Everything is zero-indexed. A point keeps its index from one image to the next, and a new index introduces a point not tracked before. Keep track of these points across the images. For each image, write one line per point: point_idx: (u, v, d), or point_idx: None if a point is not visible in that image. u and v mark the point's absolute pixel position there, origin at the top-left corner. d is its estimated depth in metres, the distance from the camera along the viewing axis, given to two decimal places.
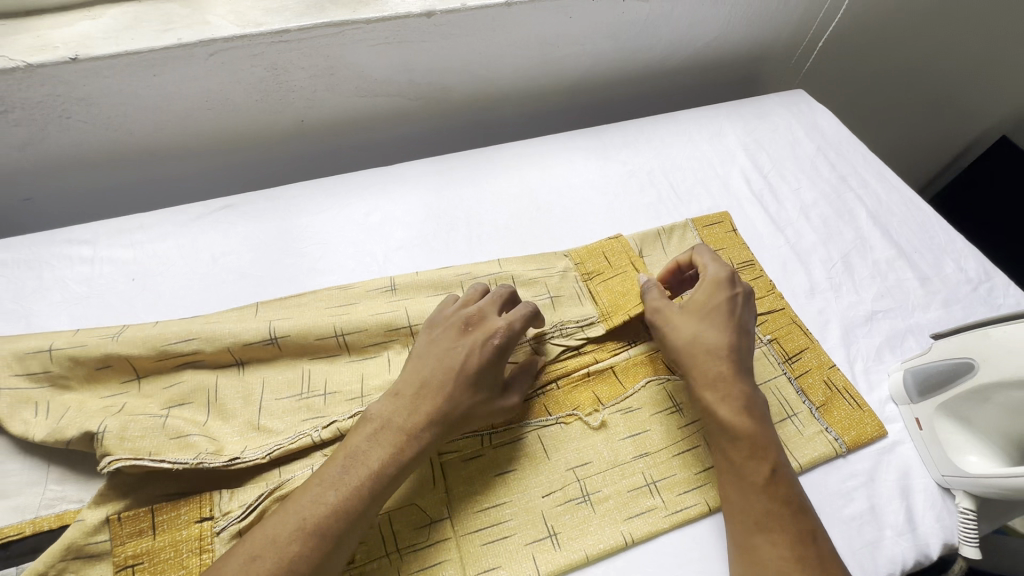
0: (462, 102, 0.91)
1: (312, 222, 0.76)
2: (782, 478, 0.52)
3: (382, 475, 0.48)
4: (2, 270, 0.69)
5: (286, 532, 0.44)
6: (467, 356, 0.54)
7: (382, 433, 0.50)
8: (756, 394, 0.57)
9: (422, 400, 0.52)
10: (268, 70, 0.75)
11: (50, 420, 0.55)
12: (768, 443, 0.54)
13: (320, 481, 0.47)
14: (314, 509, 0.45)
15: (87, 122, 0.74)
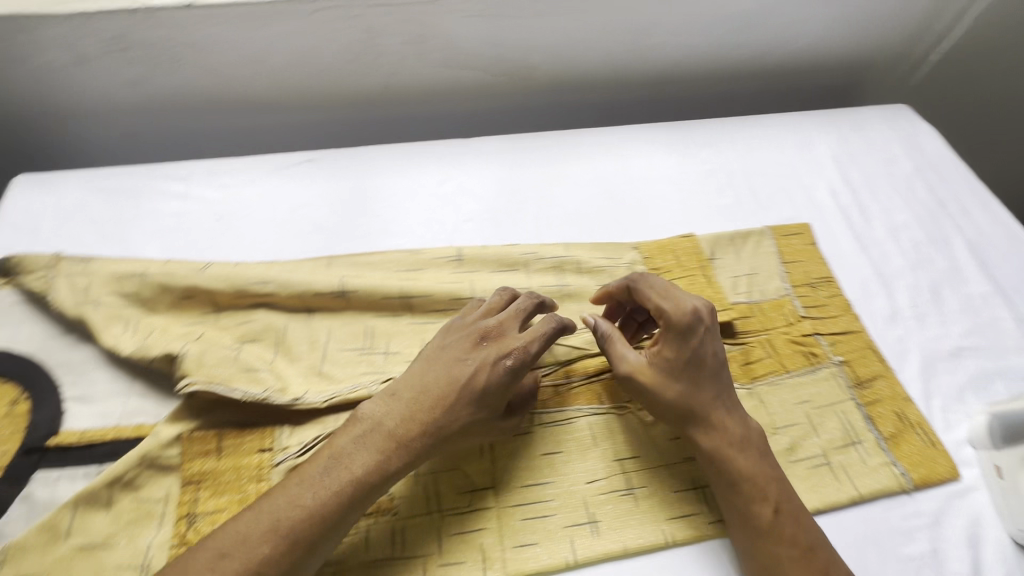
0: (546, 83, 0.90)
1: (387, 185, 0.77)
2: (786, 519, 0.51)
3: (365, 481, 0.48)
4: (106, 197, 0.74)
5: (269, 531, 0.45)
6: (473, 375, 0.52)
7: (356, 441, 0.49)
8: (755, 433, 0.55)
9: (411, 409, 0.51)
10: (362, 32, 0.77)
11: (138, 336, 0.59)
12: (770, 485, 0.52)
13: (298, 484, 0.47)
14: (297, 510, 0.46)
15: (194, 67, 0.78)
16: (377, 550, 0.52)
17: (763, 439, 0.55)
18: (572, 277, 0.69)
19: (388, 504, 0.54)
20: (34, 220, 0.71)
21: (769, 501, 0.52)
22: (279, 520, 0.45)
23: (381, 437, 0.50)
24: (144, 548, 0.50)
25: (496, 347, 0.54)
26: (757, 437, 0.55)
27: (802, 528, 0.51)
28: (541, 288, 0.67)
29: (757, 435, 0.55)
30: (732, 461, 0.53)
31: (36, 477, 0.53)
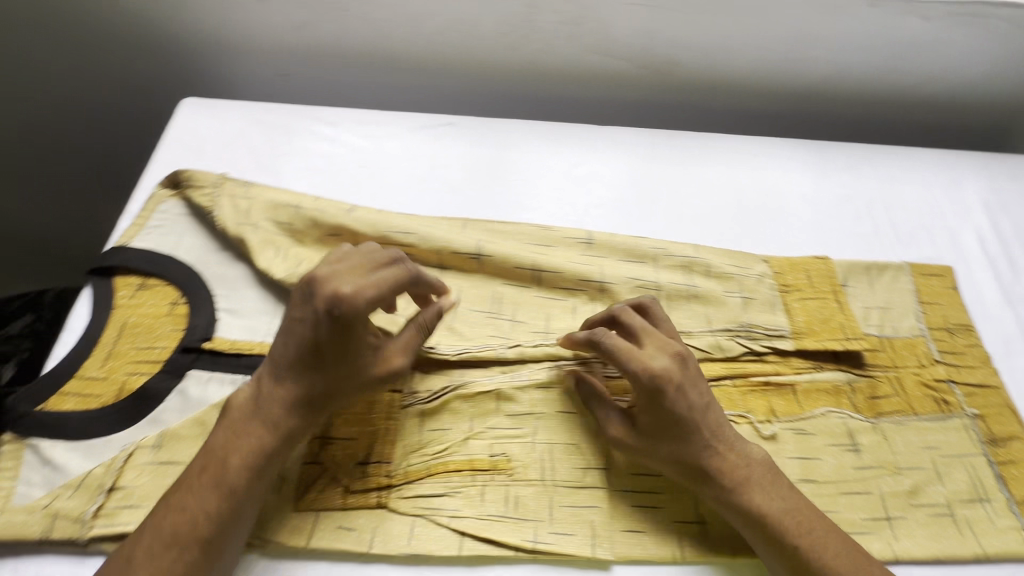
0: (688, 83, 0.88)
1: (522, 159, 0.78)
2: (811, 549, 0.49)
3: (281, 437, 0.48)
4: (262, 129, 0.78)
5: (202, 487, 0.46)
6: (360, 343, 0.50)
7: (263, 404, 0.49)
8: (743, 457, 0.52)
9: (278, 392, 0.49)
10: (523, 6, 0.78)
11: (289, 264, 0.63)
12: (785, 519, 0.50)
13: (217, 442, 0.48)
14: (223, 468, 0.46)
15: (358, 19, 0.81)
16: (490, 505, 0.53)
17: (769, 465, 0.53)
18: (700, 279, 0.68)
19: (504, 464, 0.55)
20: (198, 142, 0.76)
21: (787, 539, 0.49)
22: (211, 478, 0.46)
23: (283, 406, 0.49)
24: None
25: (358, 317, 0.48)
26: (763, 470, 0.52)
27: (830, 555, 0.49)
28: (670, 284, 0.67)
29: (761, 466, 0.52)
30: (726, 494, 0.51)
31: (191, 374, 0.57)
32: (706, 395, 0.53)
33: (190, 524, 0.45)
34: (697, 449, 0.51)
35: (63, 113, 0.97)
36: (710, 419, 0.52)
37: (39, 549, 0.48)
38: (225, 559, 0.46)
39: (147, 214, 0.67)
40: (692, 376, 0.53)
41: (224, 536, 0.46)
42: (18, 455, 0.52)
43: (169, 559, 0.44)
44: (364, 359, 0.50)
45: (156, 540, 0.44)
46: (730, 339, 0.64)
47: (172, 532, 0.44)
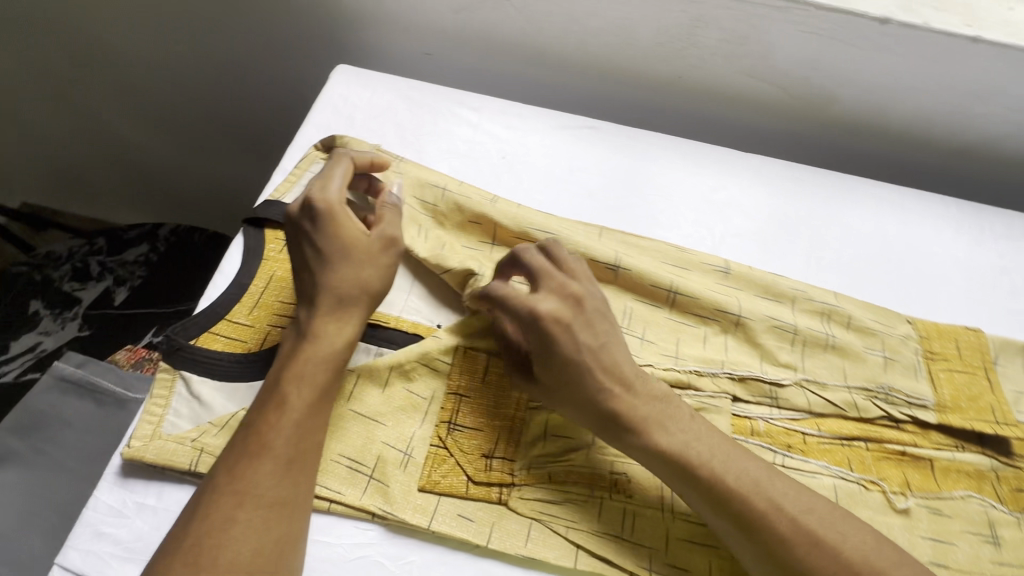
0: (841, 120, 0.84)
1: (661, 175, 0.76)
2: (729, 480, 0.47)
3: (331, 353, 0.49)
4: (409, 105, 0.79)
5: (262, 402, 0.47)
6: (317, 234, 0.51)
7: (308, 327, 0.50)
8: (647, 394, 0.51)
9: (314, 321, 0.50)
10: (690, 20, 0.76)
11: (430, 245, 0.64)
12: (704, 456, 0.48)
13: (275, 367, 0.49)
14: (278, 383, 0.47)
15: (516, 11, 0.81)
16: (607, 523, 0.52)
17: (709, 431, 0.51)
18: (839, 329, 0.65)
19: (625, 484, 0.53)
20: (349, 109, 0.77)
21: (711, 477, 0.47)
22: (267, 394, 0.47)
23: (331, 334, 0.50)
24: (406, 435, 0.54)
25: (326, 207, 0.51)
26: (672, 406, 0.51)
27: (766, 491, 0.47)
28: (808, 329, 0.64)
29: (668, 404, 0.51)
30: (648, 437, 0.49)
31: None
32: (601, 334, 0.52)
33: (258, 434, 0.45)
34: (608, 393, 0.50)
35: (213, 61, 1.01)
36: (609, 360, 0.51)
37: (181, 480, 0.51)
38: (304, 475, 0.45)
39: (299, 173, 0.69)
40: (585, 315, 0.52)
41: (294, 446, 0.45)
42: (170, 385, 0.54)
43: (244, 468, 0.43)
44: (328, 250, 0.51)
45: (234, 454, 0.44)
46: (867, 399, 0.61)
47: (243, 443, 0.45)
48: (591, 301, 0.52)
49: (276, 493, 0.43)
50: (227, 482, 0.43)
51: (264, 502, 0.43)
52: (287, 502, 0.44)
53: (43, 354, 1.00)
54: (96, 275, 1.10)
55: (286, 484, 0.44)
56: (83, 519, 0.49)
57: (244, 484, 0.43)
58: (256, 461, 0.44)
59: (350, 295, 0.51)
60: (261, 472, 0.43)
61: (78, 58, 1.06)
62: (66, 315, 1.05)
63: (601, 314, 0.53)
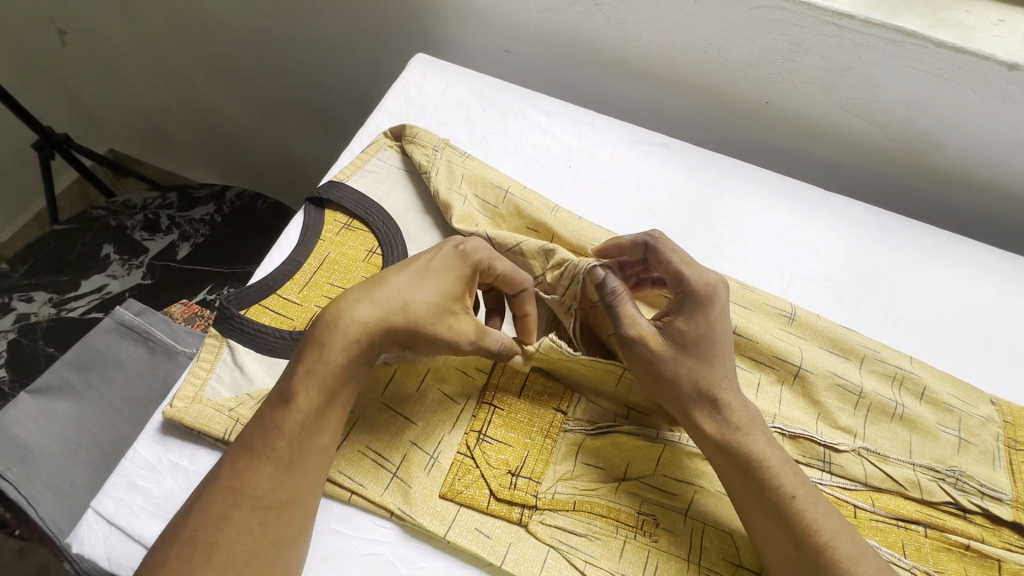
0: (942, 170, 0.77)
1: (733, 205, 0.72)
2: (804, 499, 0.47)
3: (342, 356, 0.47)
4: (482, 102, 0.78)
5: (272, 398, 0.47)
6: (439, 261, 0.52)
7: (327, 323, 0.49)
8: (739, 395, 0.51)
9: (340, 322, 0.48)
10: (790, 44, 0.71)
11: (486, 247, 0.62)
12: (783, 471, 0.48)
13: (290, 362, 0.48)
14: (290, 379, 0.47)
15: (603, 17, 0.78)
16: (627, 565, 0.49)
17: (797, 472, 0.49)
18: (910, 399, 0.59)
19: (652, 526, 0.51)
20: (421, 99, 0.77)
21: (784, 489, 0.47)
22: (279, 389, 0.47)
23: (345, 336, 0.48)
24: (436, 438, 0.53)
25: (470, 254, 0.53)
26: (763, 419, 0.51)
27: (832, 525, 0.46)
28: (877, 394, 0.58)
29: (758, 416, 0.51)
30: (731, 434, 0.49)
31: None
32: (713, 318, 0.52)
33: (263, 432, 0.45)
34: (701, 370, 0.51)
35: (296, 39, 1.04)
36: (711, 341, 0.52)
37: (214, 446, 0.52)
38: (305, 479, 0.45)
39: (366, 158, 0.70)
40: (708, 298, 0.52)
41: (294, 449, 0.45)
42: (217, 351, 0.56)
43: (246, 467, 0.44)
44: (442, 273, 0.51)
45: (240, 449, 0.45)
46: (933, 481, 0.56)
47: (250, 440, 0.45)
48: (715, 286, 0.53)
49: (273, 495, 0.44)
50: (229, 478, 0.44)
51: (260, 501, 0.43)
52: (284, 504, 0.44)
53: (108, 295, 1.07)
54: (164, 228, 1.15)
55: (284, 486, 0.44)
56: (121, 468, 0.51)
57: (242, 482, 0.44)
58: (257, 461, 0.44)
59: (392, 318, 0.48)
60: (262, 472, 0.44)
61: (175, 22, 1.11)
62: (133, 262, 1.11)
63: (720, 302, 0.53)
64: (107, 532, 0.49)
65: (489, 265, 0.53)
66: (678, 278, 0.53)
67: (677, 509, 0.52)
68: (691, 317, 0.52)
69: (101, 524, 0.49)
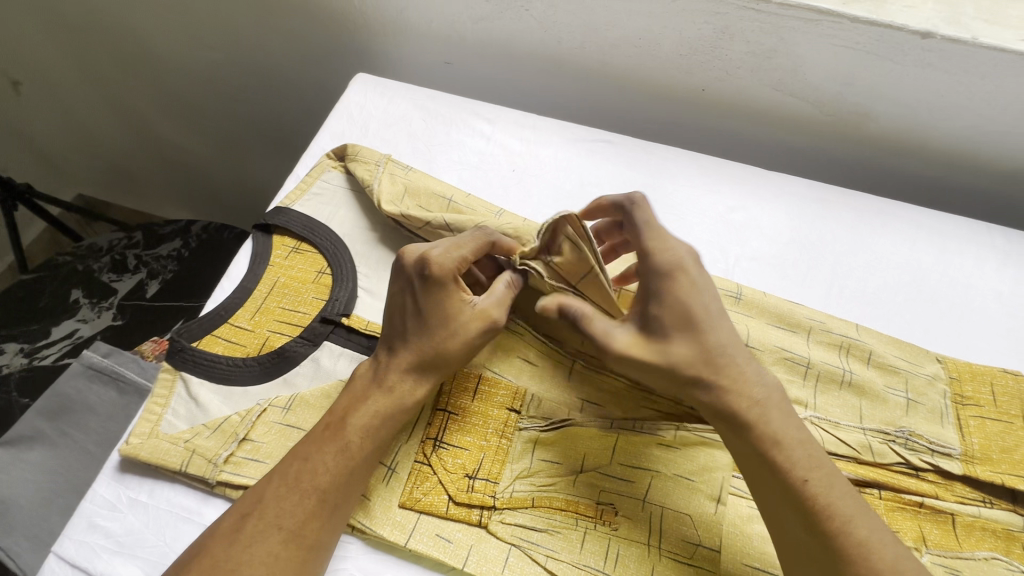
0: (878, 140, 0.79)
1: (677, 192, 0.74)
2: (820, 482, 0.46)
3: (398, 406, 0.51)
4: (424, 114, 0.79)
5: (322, 440, 0.49)
6: (425, 295, 0.52)
7: (382, 375, 0.52)
8: (750, 372, 0.50)
9: (394, 372, 0.52)
10: (715, 32, 0.72)
11: None
12: (797, 452, 0.47)
13: (342, 408, 0.51)
14: (344, 425, 0.49)
15: (536, 21, 0.79)
16: (588, 555, 0.50)
17: (815, 451, 0.48)
18: (858, 365, 0.60)
19: (611, 516, 0.52)
20: (364, 118, 0.78)
21: (797, 471, 0.46)
22: (330, 432, 0.49)
23: (401, 389, 0.51)
24: (393, 450, 0.54)
25: (438, 271, 0.51)
26: (779, 395, 0.50)
27: (848, 509, 0.45)
28: (824, 364, 0.60)
29: (777, 392, 0.50)
30: (747, 414, 0.48)
31: (325, 345, 0.59)
32: (687, 292, 0.50)
33: (312, 473, 0.47)
34: (693, 349, 0.50)
35: (240, 69, 1.04)
36: (689, 320, 0.50)
37: (173, 479, 0.53)
38: (339, 522, 0.47)
39: (311, 180, 0.71)
40: (675, 272, 0.50)
41: (341, 493, 0.47)
42: (171, 385, 0.57)
43: (292, 506, 0.45)
44: (428, 304, 0.52)
45: (284, 486, 0.46)
46: (884, 443, 0.57)
47: (295, 477, 0.47)
48: (674, 262, 0.51)
49: (316, 536, 0.46)
50: (271, 516, 0.45)
51: (303, 540, 0.45)
52: (319, 545, 0.46)
53: (79, 340, 1.06)
54: (132, 267, 1.16)
55: (328, 528, 0.46)
56: (82, 510, 0.52)
57: (287, 520, 0.45)
58: (304, 501, 0.46)
59: (430, 361, 0.52)
60: (308, 513, 0.46)
61: (125, 62, 1.12)
62: (103, 304, 1.11)
63: (688, 279, 0.51)
64: None
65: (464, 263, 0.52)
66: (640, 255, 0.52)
67: (634, 497, 0.53)
68: (661, 300, 0.50)
69: (65, 567, 0.49)
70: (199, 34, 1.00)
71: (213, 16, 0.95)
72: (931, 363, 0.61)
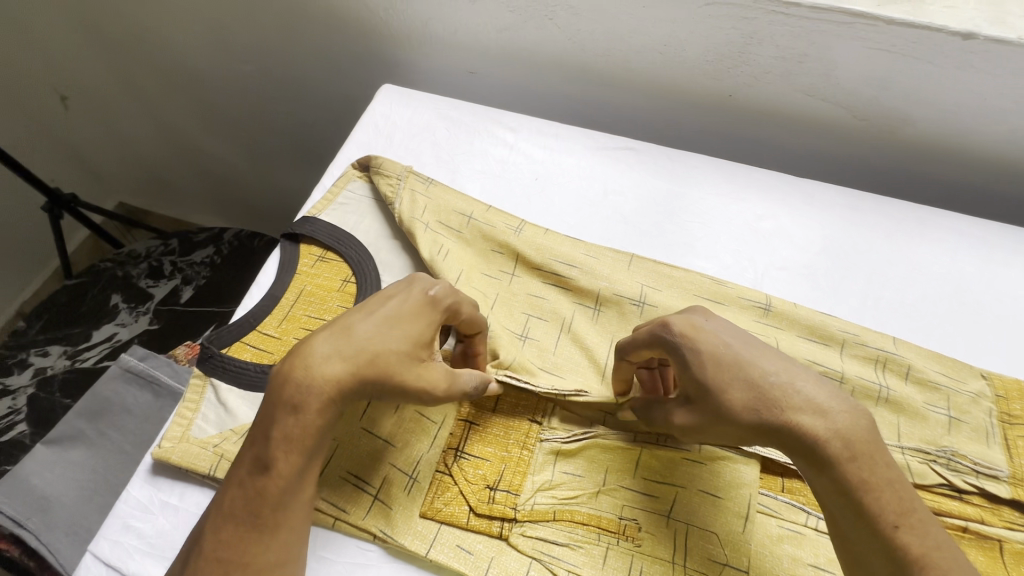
0: (916, 144, 0.76)
1: (703, 200, 0.72)
2: (911, 529, 0.40)
3: (323, 413, 0.42)
4: (448, 125, 0.80)
5: (249, 459, 0.43)
6: (403, 306, 0.47)
7: (297, 379, 0.42)
8: (837, 404, 0.43)
9: (322, 384, 0.42)
10: (743, 36, 0.71)
11: (451, 268, 0.63)
12: (885, 493, 0.41)
13: (262, 419, 0.43)
14: (265, 443, 0.42)
15: (560, 29, 0.79)
16: (611, 572, 0.49)
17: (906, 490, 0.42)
18: (895, 381, 0.58)
19: (635, 531, 0.51)
20: (390, 128, 0.79)
21: (885, 517, 0.40)
22: (255, 451, 0.43)
23: (322, 397, 0.42)
24: (415, 459, 0.54)
25: (424, 297, 0.48)
26: (874, 433, 0.42)
27: (944, 561, 0.39)
28: (859, 379, 0.57)
29: (863, 418, 0.43)
30: (841, 459, 0.41)
31: None
32: (719, 343, 0.45)
33: (245, 497, 0.42)
34: (755, 399, 0.43)
35: (274, 83, 1.08)
36: (721, 366, 0.44)
37: (202, 483, 0.54)
38: (291, 536, 0.43)
39: (337, 191, 0.72)
40: (694, 330, 0.46)
41: (281, 513, 0.42)
42: (201, 391, 0.58)
43: (231, 536, 0.42)
44: (396, 318, 0.46)
45: (222, 515, 0.42)
46: (924, 463, 0.54)
47: (230, 504, 0.42)
48: (681, 322, 0.47)
49: (262, 559, 0.42)
50: (213, 549, 0.42)
51: (247, 568, 0.41)
52: (274, 565, 0.42)
53: (118, 343, 1.11)
54: (167, 273, 1.20)
55: (274, 548, 0.42)
56: (116, 510, 0.53)
57: (230, 551, 0.42)
58: (243, 530, 0.42)
59: (367, 368, 0.43)
60: (250, 539, 0.42)
61: (164, 76, 1.16)
62: (140, 309, 1.16)
63: (697, 331, 0.46)
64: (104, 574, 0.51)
65: (453, 304, 0.50)
66: (663, 328, 0.48)
67: (659, 513, 0.52)
68: (686, 365, 0.46)
69: (99, 567, 0.51)
70: (233, 47, 1.03)
71: (248, 30, 0.98)
72: (976, 380, 0.58)
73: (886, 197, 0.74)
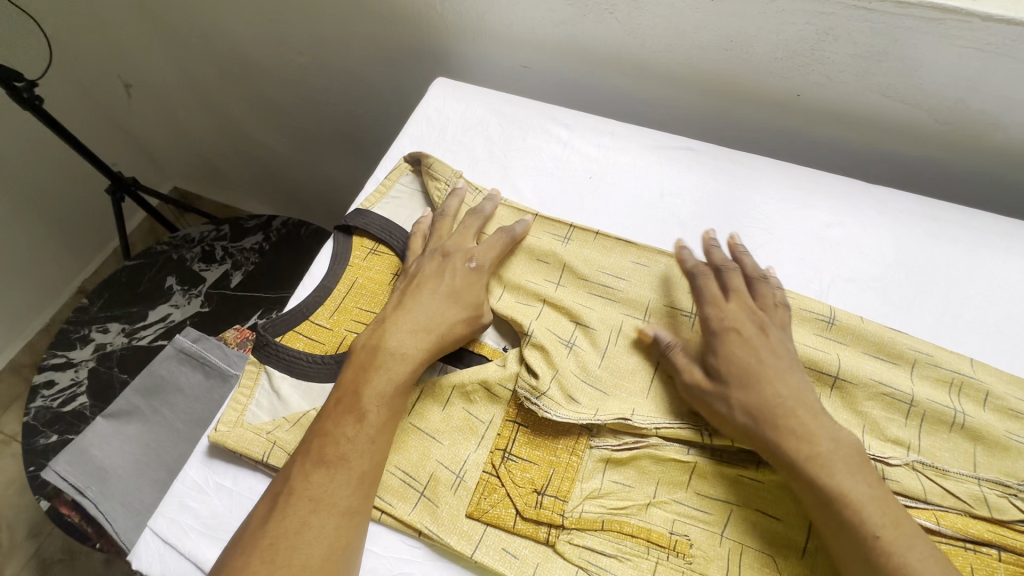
0: (1003, 151, 0.71)
1: (766, 205, 0.69)
2: None
3: (408, 372, 0.53)
4: (501, 119, 0.78)
5: (338, 410, 0.49)
6: (456, 268, 0.60)
7: (390, 345, 0.54)
8: (828, 425, 0.48)
9: (410, 345, 0.54)
10: (817, 32, 0.67)
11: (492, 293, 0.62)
12: None
13: (353, 379, 0.52)
14: (358, 396, 0.50)
15: (619, 23, 0.76)
16: None
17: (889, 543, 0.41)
18: (973, 408, 0.54)
19: (686, 548, 0.49)
20: (442, 122, 0.79)
21: None
22: (344, 406, 0.50)
23: (411, 359, 0.53)
24: (461, 458, 0.54)
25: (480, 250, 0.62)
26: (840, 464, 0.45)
27: None
28: (931, 402, 0.54)
29: None
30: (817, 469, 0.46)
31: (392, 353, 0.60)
32: (755, 347, 0.52)
33: (335, 444, 0.48)
34: (750, 398, 0.49)
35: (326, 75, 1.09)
36: (746, 364, 0.51)
37: (255, 468, 0.55)
38: (370, 489, 0.48)
39: (389, 183, 0.73)
40: (735, 329, 0.53)
41: (365, 458, 0.48)
42: (255, 377, 0.59)
43: (320, 477, 0.46)
44: (459, 278, 0.59)
45: (308, 460, 0.47)
46: (1002, 497, 0.50)
47: (317, 450, 0.47)
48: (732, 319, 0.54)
49: (347, 504, 0.46)
50: (304, 490, 0.45)
51: (335, 509, 0.45)
52: (356, 512, 0.46)
53: (172, 324, 1.16)
54: (218, 258, 1.24)
55: (359, 496, 0.47)
56: (173, 489, 0.55)
57: (320, 492, 0.46)
58: (332, 472, 0.46)
59: (441, 330, 0.56)
60: (337, 481, 0.46)
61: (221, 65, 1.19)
62: (193, 292, 1.20)
63: (741, 334, 0.53)
64: (162, 550, 0.52)
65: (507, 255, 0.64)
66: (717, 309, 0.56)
67: (711, 530, 0.50)
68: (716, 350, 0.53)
69: (156, 543, 0.53)
70: (288, 39, 1.04)
71: (305, 23, 0.99)
72: None
73: (965, 207, 0.70)
